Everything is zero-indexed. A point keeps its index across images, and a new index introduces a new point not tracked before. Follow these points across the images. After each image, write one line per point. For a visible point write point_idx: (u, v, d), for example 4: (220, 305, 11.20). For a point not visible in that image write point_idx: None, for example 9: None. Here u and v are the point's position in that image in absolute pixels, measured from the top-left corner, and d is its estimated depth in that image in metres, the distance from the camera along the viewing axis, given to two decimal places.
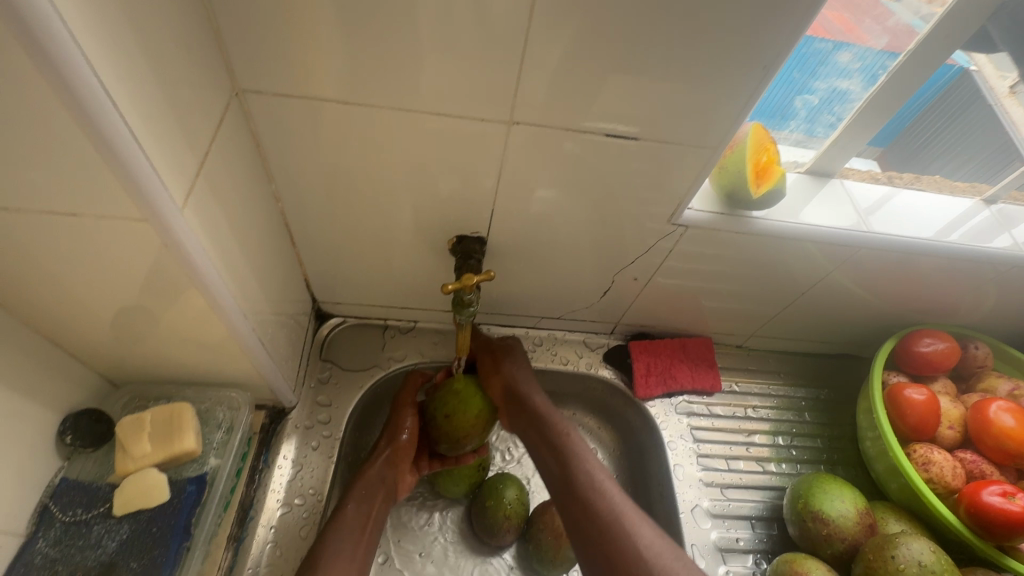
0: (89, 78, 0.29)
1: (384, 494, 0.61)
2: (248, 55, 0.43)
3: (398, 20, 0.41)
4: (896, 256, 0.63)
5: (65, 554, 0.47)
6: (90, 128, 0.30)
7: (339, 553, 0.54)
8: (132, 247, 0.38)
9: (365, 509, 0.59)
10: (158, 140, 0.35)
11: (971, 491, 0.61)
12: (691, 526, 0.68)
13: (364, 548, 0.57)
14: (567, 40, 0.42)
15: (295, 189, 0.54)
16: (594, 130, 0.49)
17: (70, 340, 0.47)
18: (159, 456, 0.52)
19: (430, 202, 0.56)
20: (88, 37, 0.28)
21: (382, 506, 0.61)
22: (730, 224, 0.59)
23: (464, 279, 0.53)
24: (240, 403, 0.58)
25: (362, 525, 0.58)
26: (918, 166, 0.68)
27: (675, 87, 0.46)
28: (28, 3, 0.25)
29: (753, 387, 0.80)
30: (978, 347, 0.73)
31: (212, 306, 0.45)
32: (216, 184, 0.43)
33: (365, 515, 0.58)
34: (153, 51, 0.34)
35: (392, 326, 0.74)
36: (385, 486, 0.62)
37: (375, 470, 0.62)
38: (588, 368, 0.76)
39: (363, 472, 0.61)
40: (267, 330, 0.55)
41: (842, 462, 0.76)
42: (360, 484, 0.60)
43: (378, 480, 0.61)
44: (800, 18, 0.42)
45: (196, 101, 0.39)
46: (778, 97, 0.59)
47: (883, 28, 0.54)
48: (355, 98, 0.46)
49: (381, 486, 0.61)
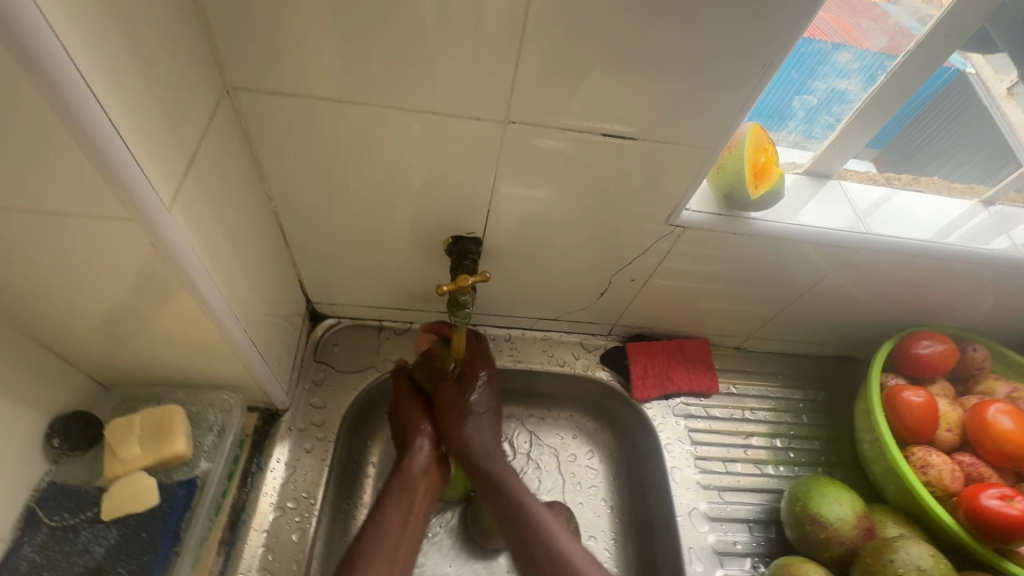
0: (69, 71, 0.28)
1: (425, 489, 0.62)
2: (239, 52, 0.42)
3: (391, 18, 0.40)
4: (895, 258, 0.63)
5: (50, 560, 0.46)
6: (74, 125, 0.29)
7: (379, 553, 0.54)
8: (119, 247, 0.38)
9: (406, 503, 0.59)
10: (143, 137, 0.34)
11: (970, 494, 0.60)
12: (688, 529, 0.68)
13: (408, 545, 0.57)
14: (563, 39, 0.42)
15: (288, 188, 0.53)
16: (591, 130, 0.49)
17: (57, 341, 0.47)
18: (148, 459, 0.51)
19: (425, 202, 0.55)
20: (69, 32, 0.27)
21: (424, 500, 0.61)
22: (729, 224, 0.58)
23: (459, 280, 0.52)
24: (232, 405, 0.57)
25: (403, 518, 0.58)
26: (915, 167, 0.68)
27: (672, 87, 0.45)
28: (12, 2, 0.24)
29: (751, 389, 0.79)
30: (976, 349, 0.73)
31: (201, 306, 0.44)
32: (206, 184, 0.42)
33: (406, 509, 0.58)
34: (139, 47, 0.33)
35: (387, 327, 0.73)
36: (427, 477, 0.62)
37: (416, 462, 0.62)
38: (585, 370, 0.76)
39: (405, 466, 0.62)
40: (259, 332, 0.54)
41: (840, 464, 0.75)
42: (399, 477, 0.61)
43: (419, 472, 0.62)
44: (801, 16, 0.41)
45: (185, 99, 0.38)
46: (775, 98, 0.58)
47: (882, 27, 0.55)
48: (349, 96, 0.45)
49: (423, 478, 0.62)
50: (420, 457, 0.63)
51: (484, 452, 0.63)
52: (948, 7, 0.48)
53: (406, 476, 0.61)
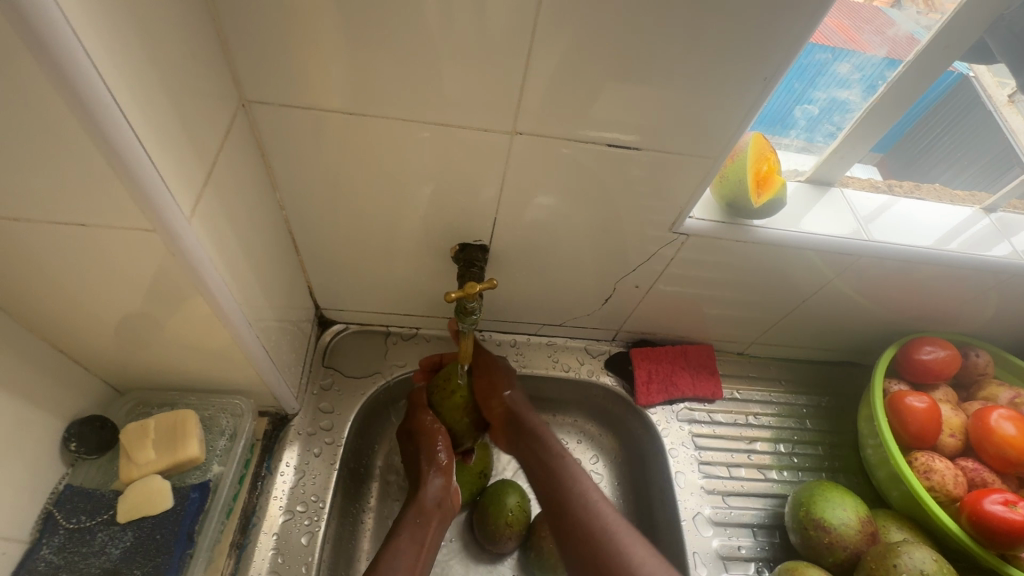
0: (99, 88, 0.29)
1: (438, 521, 0.61)
2: (255, 66, 0.43)
3: (403, 33, 0.41)
4: (897, 264, 0.63)
5: (68, 561, 0.47)
6: (102, 140, 0.31)
7: None
8: (139, 256, 0.39)
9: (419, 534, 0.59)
10: (166, 149, 0.35)
11: (973, 500, 0.61)
12: (693, 534, 0.68)
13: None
14: (569, 53, 0.43)
15: (299, 197, 0.54)
16: (596, 140, 0.50)
17: (75, 346, 0.48)
18: (163, 462, 0.52)
19: (433, 210, 0.56)
20: (100, 51, 0.29)
21: (437, 533, 0.60)
22: (731, 232, 0.59)
23: (467, 287, 0.53)
24: (243, 410, 0.58)
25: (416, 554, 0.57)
26: (917, 174, 0.69)
27: (677, 98, 0.46)
28: (49, 26, 0.26)
29: (754, 394, 0.80)
30: (979, 355, 0.73)
31: (216, 313, 0.45)
32: (223, 193, 0.43)
33: (419, 543, 0.58)
34: (163, 64, 0.34)
35: (394, 332, 0.74)
36: (440, 510, 0.61)
37: (429, 495, 0.61)
38: (589, 375, 0.76)
39: (418, 499, 0.61)
40: (271, 337, 0.55)
41: (844, 469, 0.76)
42: (412, 511, 0.60)
43: (433, 505, 0.61)
44: (802, 30, 0.42)
45: (204, 112, 0.40)
46: (778, 106, 0.59)
47: (883, 38, 0.54)
48: (360, 109, 0.46)
49: (436, 511, 0.61)
50: (434, 489, 0.62)
51: (522, 406, 0.67)
52: (951, 14, 0.49)
53: (419, 510, 0.60)
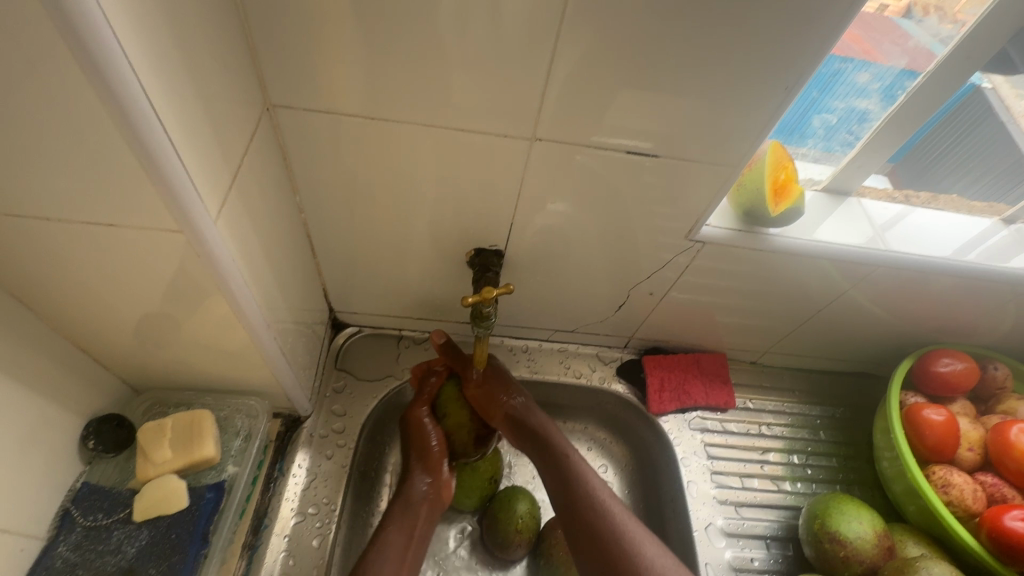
0: (137, 95, 0.29)
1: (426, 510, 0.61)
2: (281, 71, 0.44)
3: (425, 40, 0.42)
4: (914, 276, 0.63)
5: (84, 559, 0.47)
6: (136, 143, 0.31)
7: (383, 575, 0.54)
8: (163, 257, 0.39)
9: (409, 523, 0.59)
10: (196, 153, 0.36)
11: (993, 515, 0.60)
12: (705, 544, 0.67)
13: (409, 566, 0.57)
14: (590, 61, 0.43)
15: (318, 200, 0.55)
16: (616, 147, 0.50)
17: (95, 344, 0.48)
18: (179, 462, 0.52)
19: (449, 215, 0.56)
20: (139, 58, 0.29)
21: (426, 521, 0.61)
22: (748, 240, 0.59)
23: (483, 291, 0.53)
24: (259, 410, 0.59)
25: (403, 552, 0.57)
26: (929, 184, 0.67)
27: (697, 107, 0.47)
28: (93, 34, 0.26)
29: (768, 404, 0.79)
30: (998, 368, 0.72)
31: (236, 314, 0.45)
32: (246, 194, 0.44)
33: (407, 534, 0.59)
34: (195, 67, 0.35)
35: (406, 336, 0.74)
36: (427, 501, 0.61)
37: (416, 490, 0.61)
38: (601, 382, 0.76)
39: (406, 490, 0.61)
40: (287, 339, 0.55)
41: (858, 482, 0.75)
42: (399, 503, 0.60)
43: (421, 498, 0.61)
44: (823, 41, 0.42)
45: (231, 113, 0.40)
46: (795, 116, 0.59)
47: (902, 49, 0.53)
48: (381, 114, 0.47)
49: (424, 501, 0.61)
50: (421, 484, 0.61)
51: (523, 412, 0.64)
52: (982, 16, 0.48)
53: (407, 499, 0.60)
